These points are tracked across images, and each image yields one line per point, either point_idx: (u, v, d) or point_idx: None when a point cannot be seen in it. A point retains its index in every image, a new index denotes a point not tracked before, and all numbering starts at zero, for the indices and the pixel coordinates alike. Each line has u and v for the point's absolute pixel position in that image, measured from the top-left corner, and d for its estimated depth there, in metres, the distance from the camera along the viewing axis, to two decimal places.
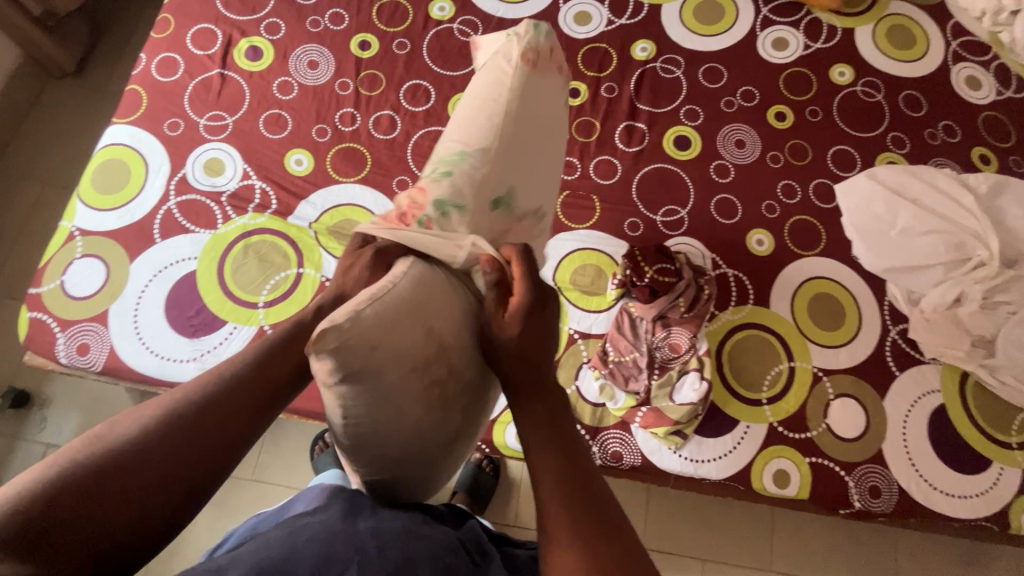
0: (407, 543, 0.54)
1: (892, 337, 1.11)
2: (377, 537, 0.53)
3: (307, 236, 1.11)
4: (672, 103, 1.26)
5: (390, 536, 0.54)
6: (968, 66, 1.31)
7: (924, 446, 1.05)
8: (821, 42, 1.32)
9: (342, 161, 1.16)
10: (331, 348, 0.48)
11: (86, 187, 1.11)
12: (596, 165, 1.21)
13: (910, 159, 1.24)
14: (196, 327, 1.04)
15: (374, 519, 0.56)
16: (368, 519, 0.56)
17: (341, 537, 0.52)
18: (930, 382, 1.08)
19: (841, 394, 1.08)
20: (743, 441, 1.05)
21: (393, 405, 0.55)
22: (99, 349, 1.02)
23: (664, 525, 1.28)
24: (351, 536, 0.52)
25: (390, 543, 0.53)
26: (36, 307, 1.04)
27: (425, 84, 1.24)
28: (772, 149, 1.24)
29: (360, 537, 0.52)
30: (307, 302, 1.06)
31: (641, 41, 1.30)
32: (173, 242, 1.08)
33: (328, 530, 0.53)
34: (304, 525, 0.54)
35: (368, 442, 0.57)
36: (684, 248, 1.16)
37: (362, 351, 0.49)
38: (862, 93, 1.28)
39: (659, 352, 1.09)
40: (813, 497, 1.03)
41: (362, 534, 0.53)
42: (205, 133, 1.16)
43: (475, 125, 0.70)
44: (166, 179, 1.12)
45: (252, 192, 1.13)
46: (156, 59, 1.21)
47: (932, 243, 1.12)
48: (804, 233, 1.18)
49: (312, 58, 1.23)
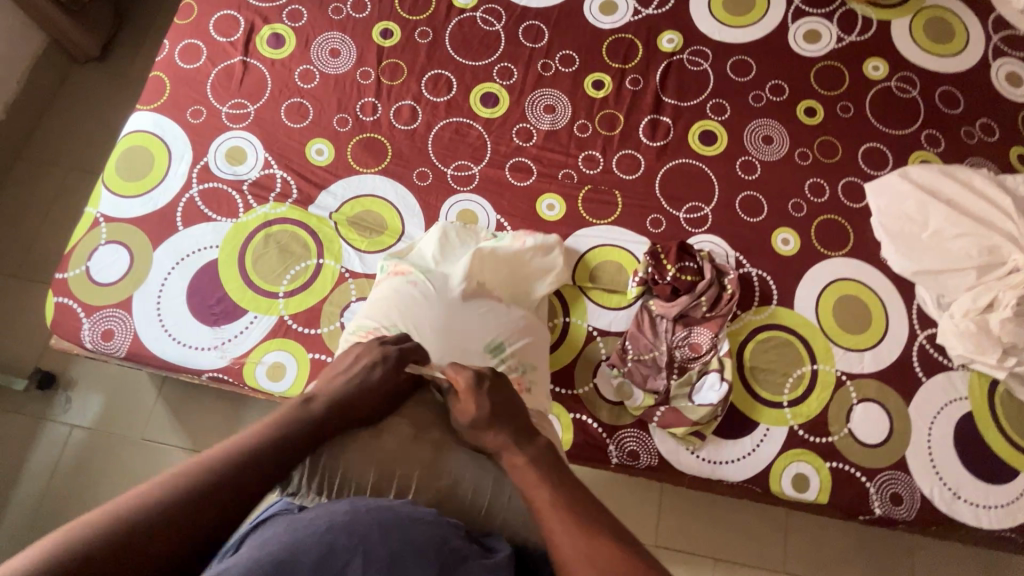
0: (411, 528, 0.54)
1: (920, 342, 1.08)
2: (379, 523, 0.54)
3: (327, 226, 1.11)
4: (699, 97, 1.23)
5: (394, 518, 0.55)
6: (1009, 61, 1.26)
7: (949, 454, 1.02)
8: (855, 35, 1.27)
9: (362, 151, 1.16)
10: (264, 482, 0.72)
11: (111, 174, 1.12)
12: (618, 159, 1.19)
13: (945, 158, 1.20)
14: (218, 315, 1.05)
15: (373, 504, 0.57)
16: (369, 508, 0.56)
17: (342, 527, 0.52)
18: (957, 389, 1.06)
19: (864, 399, 1.06)
20: (763, 443, 1.04)
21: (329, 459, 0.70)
22: (123, 335, 1.03)
23: (678, 523, 1.28)
24: (352, 523, 0.53)
25: (393, 527, 0.54)
26: (63, 293, 1.05)
27: (447, 74, 1.22)
28: (800, 146, 1.20)
29: (363, 525, 0.53)
30: (326, 293, 1.07)
31: (668, 32, 1.27)
32: (195, 231, 1.09)
33: (329, 521, 0.53)
34: (302, 518, 0.55)
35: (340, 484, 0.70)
36: (707, 245, 1.14)
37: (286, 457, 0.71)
38: (896, 89, 1.24)
39: (679, 351, 1.07)
40: (833, 502, 1.02)
41: (366, 518, 0.54)
42: (228, 121, 1.16)
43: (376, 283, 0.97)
44: (188, 167, 1.13)
45: (273, 181, 1.13)
46: (179, 46, 1.21)
47: (965, 246, 1.08)
48: (830, 233, 1.15)
49: (333, 46, 1.22)
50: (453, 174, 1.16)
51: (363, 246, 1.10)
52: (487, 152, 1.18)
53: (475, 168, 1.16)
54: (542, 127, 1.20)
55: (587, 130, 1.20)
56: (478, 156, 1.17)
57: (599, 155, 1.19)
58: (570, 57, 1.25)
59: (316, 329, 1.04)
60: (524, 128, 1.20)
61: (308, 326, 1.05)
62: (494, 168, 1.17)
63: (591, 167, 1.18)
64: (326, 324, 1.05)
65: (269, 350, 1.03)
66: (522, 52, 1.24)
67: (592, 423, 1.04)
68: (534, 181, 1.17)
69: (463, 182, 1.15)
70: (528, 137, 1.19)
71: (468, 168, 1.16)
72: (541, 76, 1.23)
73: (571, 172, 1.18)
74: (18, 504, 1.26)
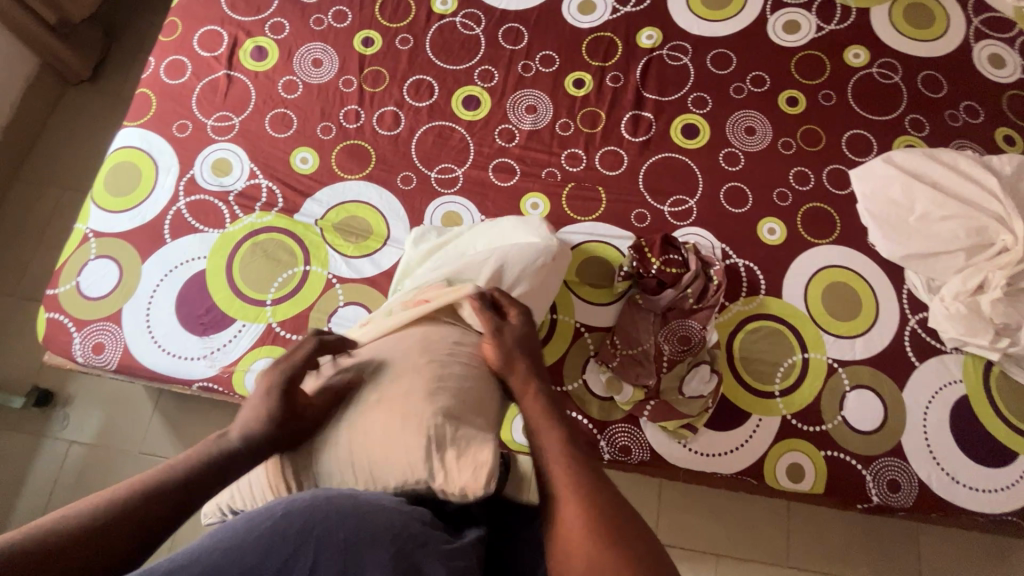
0: (368, 516, 0.54)
1: (911, 326, 1.08)
2: (336, 511, 0.53)
3: (313, 233, 1.12)
4: (680, 91, 1.24)
5: (350, 506, 0.54)
6: (991, 43, 1.26)
7: (946, 438, 1.01)
8: (834, 24, 1.28)
9: (346, 158, 1.17)
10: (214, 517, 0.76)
11: (99, 190, 1.13)
12: (601, 156, 1.19)
13: (929, 142, 1.20)
14: (206, 325, 1.05)
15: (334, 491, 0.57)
16: (327, 496, 0.56)
17: (294, 517, 0.52)
18: (951, 372, 1.05)
19: (858, 385, 1.05)
20: (755, 434, 1.03)
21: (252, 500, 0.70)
22: (113, 348, 1.04)
23: (678, 520, 1.27)
24: (307, 510, 0.53)
25: (349, 514, 0.54)
26: (53, 308, 1.07)
27: (429, 79, 1.23)
28: (784, 135, 1.20)
29: (317, 514, 0.53)
30: (313, 299, 1.07)
31: (647, 29, 1.28)
32: (182, 242, 1.10)
33: (283, 510, 0.53)
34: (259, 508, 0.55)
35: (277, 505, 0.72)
36: (693, 238, 1.14)
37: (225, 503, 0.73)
38: (878, 75, 1.24)
39: (669, 345, 1.05)
40: (829, 491, 1.01)
41: (325, 506, 0.54)
42: (213, 134, 1.17)
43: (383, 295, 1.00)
44: (175, 181, 1.14)
45: (259, 191, 1.14)
46: (165, 62, 1.23)
47: (952, 228, 1.07)
48: (817, 221, 1.14)
49: (316, 56, 1.24)
50: (437, 177, 1.17)
51: (349, 251, 1.10)
52: (470, 154, 1.18)
53: (458, 170, 1.17)
54: (524, 128, 1.21)
55: (569, 128, 1.21)
56: (461, 158, 1.18)
57: (582, 152, 1.19)
58: (551, 56, 1.25)
59: (304, 335, 1.04)
60: (506, 129, 1.20)
61: (296, 333, 1.05)
62: (478, 169, 1.17)
63: (575, 164, 1.19)
64: (314, 330, 1.05)
65: (257, 358, 1.04)
66: (503, 54, 1.25)
67: (582, 420, 1.04)
68: (517, 181, 1.17)
69: (447, 185, 1.16)
70: (510, 138, 1.20)
71: (452, 170, 1.17)
72: (522, 77, 1.24)
73: (555, 170, 1.18)
74: (18, 522, 1.27)
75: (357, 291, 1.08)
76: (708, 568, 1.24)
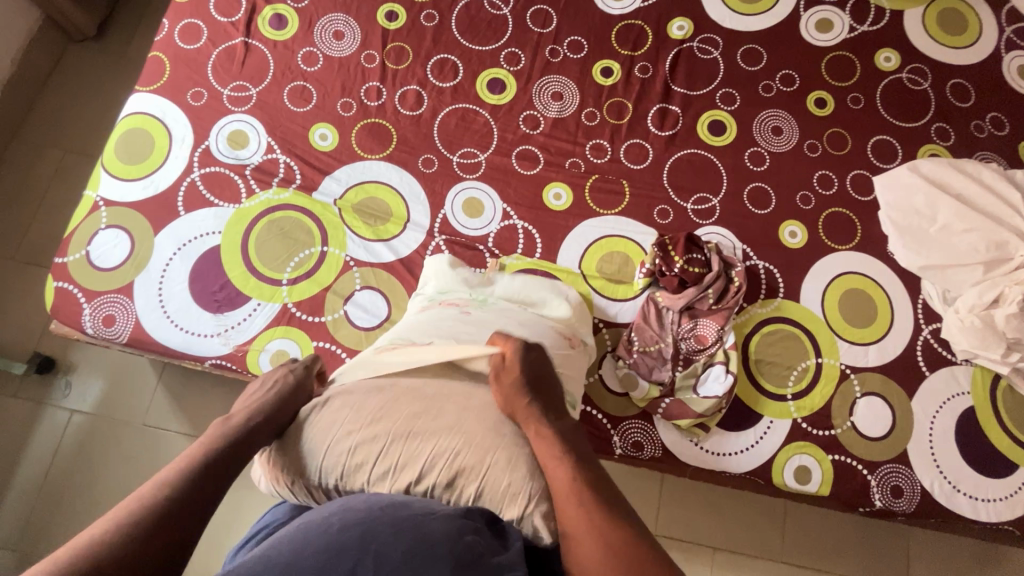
0: (424, 531, 0.55)
1: (923, 336, 1.09)
2: (393, 526, 0.55)
3: (331, 212, 1.09)
4: (708, 85, 1.22)
5: (401, 520, 0.56)
6: (1021, 54, 1.24)
7: (950, 447, 1.03)
8: (867, 25, 1.25)
9: (367, 137, 1.14)
10: (494, 498, 0.65)
11: (110, 157, 1.09)
12: (626, 149, 1.17)
13: (954, 152, 1.19)
14: (220, 302, 1.03)
15: (389, 505, 0.59)
16: (383, 509, 0.58)
17: (352, 531, 0.54)
18: (959, 383, 1.06)
19: (868, 392, 1.06)
20: (766, 435, 1.04)
21: (417, 457, 0.65)
22: (124, 322, 1.02)
23: (679, 512, 1.29)
24: (361, 525, 0.55)
25: (406, 530, 0.55)
26: (61, 277, 1.04)
27: (453, 59, 1.20)
28: (810, 138, 1.19)
29: (372, 527, 0.54)
30: (330, 281, 1.05)
31: (678, 19, 1.25)
32: (197, 216, 1.07)
33: (340, 526, 0.55)
34: (315, 524, 0.57)
35: (419, 454, 0.65)
36: (715, 238, 1.13)
37: (473, 482, 0.65)
38: (907, 80, 1.23)
39: (685, 343, 1.06)
40: (834, 494, 1.02)
41: (377, 521, 0.56)
42: (229, 104, 1.14)
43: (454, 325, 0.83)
44: (189, 151, 1.11)
45: (276, 166, 1.11)
46: (179, 26, 1.18)
47: (972, 241, 1.07)
48: (838, 226, 1.14)
49: (337, 28, 1.20)
50: (459, 162, 1.14)
51: (367, 234, 1.08)
52: (494, 139, 1.16)
53: (481, 156, 1.15)
54: (549, 115, 1.18)
55: (595, 118, 1.19)
56: (484, 143, 1.16)
57: (606, 144, 1.17)
58: (579, 43, 1.22)
59: (320, 317, 1.03)
60: (531, 115, 1.18)
61: (312, 314, 1.04)
62: (501, 155, 1.15)
63: (599, 155, 1.17)
64: (330, 312, 1.04)
65: (272, 338, 1.02)
66: (530, 37, 1.22)
67: (598, 415, 1.04)
68: (540, 169, 1.15)
69: (469, 170, 1.14)
70: (535, 125, 1.17)
71: (474, 155, 1.15)
72: (548, 62, 1.21)
73: (579, 160, 1.16)
74: (18, 490, 1.26)
75: (375, 276, 1.07)
76: (705, 561, 1.27)
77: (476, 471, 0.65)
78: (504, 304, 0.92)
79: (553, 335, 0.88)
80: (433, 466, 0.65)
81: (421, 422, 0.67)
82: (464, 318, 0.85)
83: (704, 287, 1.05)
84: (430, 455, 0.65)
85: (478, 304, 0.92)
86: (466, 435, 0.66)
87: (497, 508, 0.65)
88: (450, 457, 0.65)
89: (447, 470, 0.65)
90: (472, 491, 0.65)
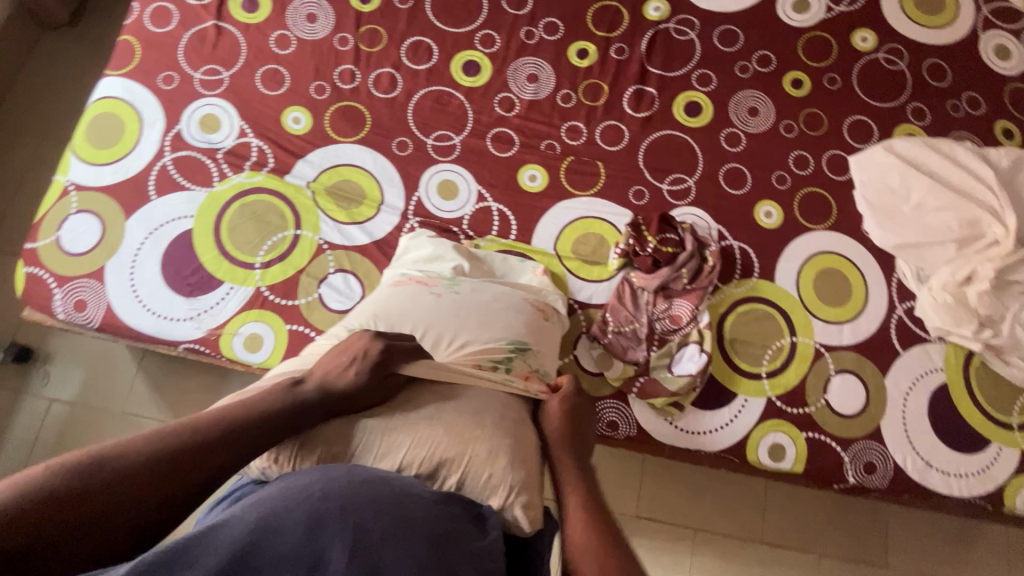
0: (404, 508, 0.53)
1: (897, 314, 1.09)
2: (374, 501, 0.53)
3: (304, 196, 1.09)
4: (684, 67, 1.21)
5: (384, 494, 0.54)
6: (997, 33, 1.24)
7: (922, 423, 1.04)
8: (844, 6, 1.25)
9: (340, 120, 1.13)
10: (474, 487, 0.64)
11: (80, 141, 1.08)
12: (602, 130, 1.17)
13: (929, 132, 1.20)
14: (192, 286, 1.03)
15: (368, 475, 0.57)
16: (368, 479, 0.56)
17: (333, 502, 0.51)
18: (932, 360, 1.07)
19: (842, 370, 1.07)
20: (740, 414, 1.04)
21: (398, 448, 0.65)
22: (95, 306, 1.01)
23: (660, 494, 1.30)
24: (343, 495, 0.52)
25: (388, 508, 0.53)
26: (32, 263, 1.03)
27: (428, 41, 1.19)
28: (786, 118, 1.19)
29: (355, 501, 0.52)
30: (304, 264, 1.05)
31: (654, 0, 1.24)
32: (168, 199, 1.07)
33: (322, 494, 0.52)
34: (296, 484, 0.54)
35: (401, 445, 0.65)
36: (690, 218, 1.13)
37: (454, 473, 0.64)
38: (883, 60, 1.23)
39: (659, 323, 1.07)
40: (808, 471, 1.03)
41: (360, 493, 0.53)
42: (201, 88, 1.13)
43: (428, 311, 0.81)
44: (160, 135, 1.10)
45: (249, 150, 1.10)
46: (149, 9, 1.17)
47: (945, 219, 1.08)
48: (813, 206, 1.14)
49: (310, 10, 1.19)
50: (433, 144, 1.14)
51: (341, 217, 1.08)
52: (469, 121, 1.15)
53: (455, 138, 1.14)
54: (525, 97, 1.18)
55: (570, 100, 1.18)
56: (459, 125, 1.15)
57: (582, 125, 1.17)
58: (554, 24, 1.22)
59: (293, 301, 1.03)
60: (506, 97, 1.17)
61: (286, 298, 1.03)
62: (476, 137, 1.15)
63: (574, 137, 1.16)
64: (303, 296, 1.03)
65: (246, 321, 1.02)
66: (505, 19, 1.21)
67: None
68: (516, 151, 1.15)
69: (444, 153, 1.13)
70: (510, 107, 1.17)
71: (449, 138, 1.14)
72: (524, 44, 1.20)
73: (554, 142, 1.16)
74: None
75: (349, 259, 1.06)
76: (686, 542, 1.27)
77: (457, 463, 0.64)
78: (477, 283, 0.91)
79: (528, 312, 0.88)
80: (416, 457, 0.65)
81: (403, 412, 0.68)
82: (440, 302, 0.83)
83: (677, 268, 1.07)
84: (413, 447, 0.65)
85: (450, 283, 0.89)
86: (445, 427, 0.66)
87: (479, 497, 0.64)
88: (430, 448, 0.65)
89: (430, 461, 0.65)
90: (454, 481, 0.64)
